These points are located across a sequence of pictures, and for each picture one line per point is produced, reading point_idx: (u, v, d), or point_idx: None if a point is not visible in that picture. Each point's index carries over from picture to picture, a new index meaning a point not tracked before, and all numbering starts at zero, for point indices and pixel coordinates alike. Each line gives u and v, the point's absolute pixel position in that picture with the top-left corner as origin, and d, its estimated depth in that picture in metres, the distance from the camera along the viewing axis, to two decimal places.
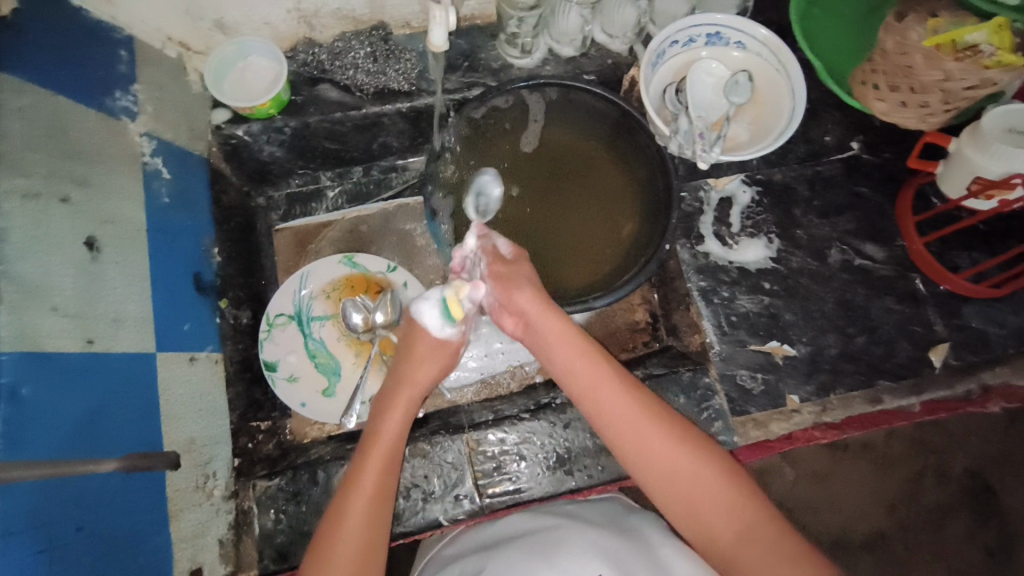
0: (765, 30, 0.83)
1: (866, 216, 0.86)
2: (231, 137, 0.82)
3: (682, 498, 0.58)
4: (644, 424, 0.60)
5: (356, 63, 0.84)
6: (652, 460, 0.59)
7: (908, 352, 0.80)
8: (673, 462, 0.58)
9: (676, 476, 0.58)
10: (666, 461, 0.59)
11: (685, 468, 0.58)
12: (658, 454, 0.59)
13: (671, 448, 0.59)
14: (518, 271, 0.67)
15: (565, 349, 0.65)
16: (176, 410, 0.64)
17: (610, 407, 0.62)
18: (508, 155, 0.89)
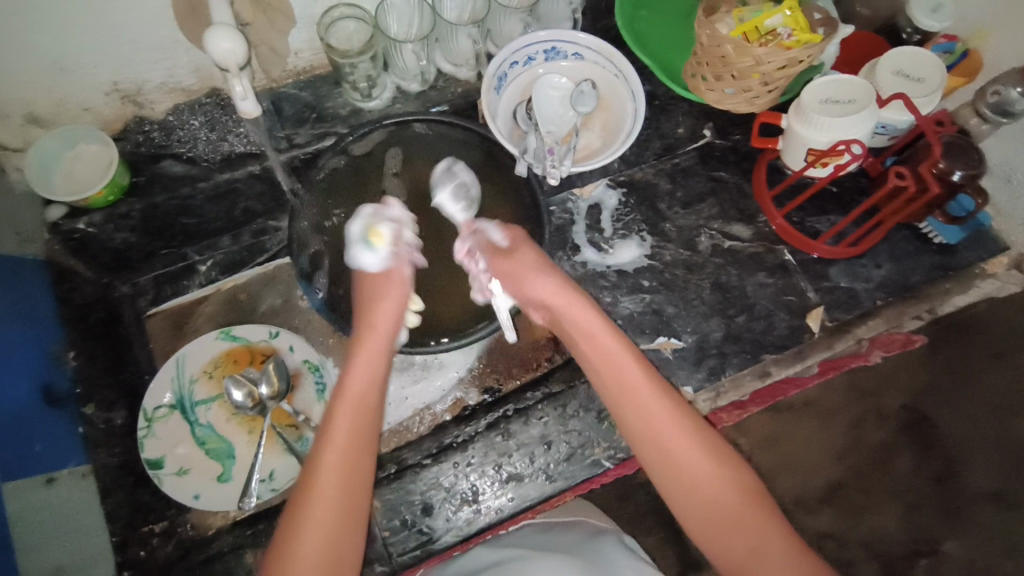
0: (597, 40, 0.85)
1: (729, 199, 0.89)
2: (73, 232, 0.80)
3: (693, 497, 0.60)
4: (669, 418, 0.63)
5: (195, 135, 0.82)
6: (670, 456, 0.61)
7: (787, 322, 0.83)
8: (689, 460, 0.61)
9: (691, 478, 0.60)
10: (680, 455, 0.61)
11: (699, 470, 0.60)
12: (677, 451, 0.61)
13: (688, 446, 0.61)
14: (531, 263, 0.70)
15: (604, 344, 0.66)
16: (34, 541, 0.64)
17: (643, 391, 0.64)
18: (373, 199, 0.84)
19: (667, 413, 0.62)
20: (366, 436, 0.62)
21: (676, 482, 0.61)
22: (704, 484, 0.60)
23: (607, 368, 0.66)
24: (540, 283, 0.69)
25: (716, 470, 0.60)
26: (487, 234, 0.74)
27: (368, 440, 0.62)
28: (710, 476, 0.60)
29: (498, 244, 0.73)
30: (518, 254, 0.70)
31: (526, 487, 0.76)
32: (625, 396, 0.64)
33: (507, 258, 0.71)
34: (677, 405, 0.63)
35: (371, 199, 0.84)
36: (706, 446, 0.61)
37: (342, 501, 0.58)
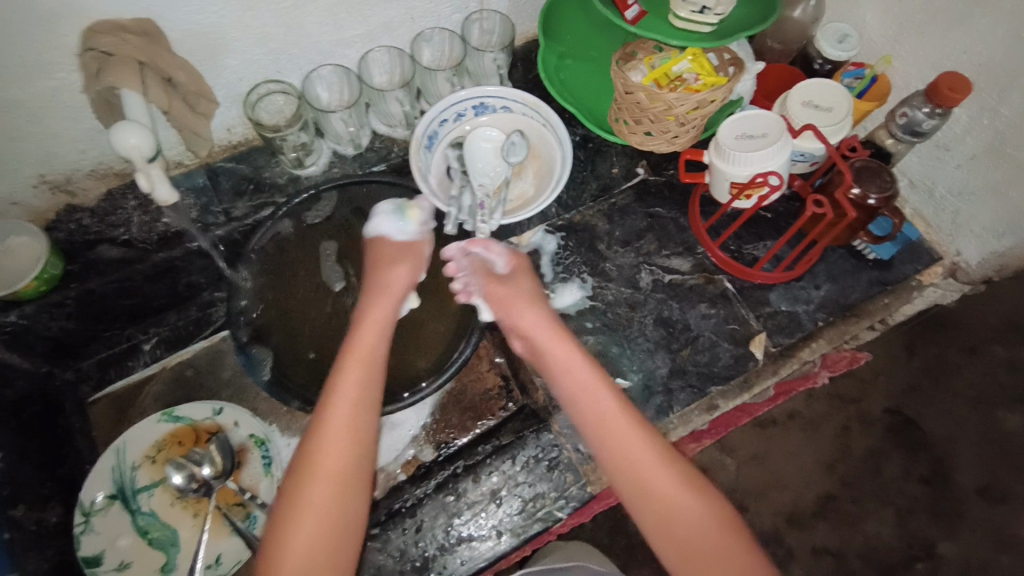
0: (522, 93, 0.89)
1: (665, 234, 0.91)
2: (3, 325, 0.76)
3: (679, 541, 0.56)
4: (654, 445, 0.59)
5: (128, 219, 0.82)
6: (658, 483, 0.57)
7: (731, 351, 0.84)
8: (675, 485, 0.57)
9: (679, 519, 0.56)
10: (664, 484, 0.57)
11: (686, 506, 0.56)
12: (655, 480, 0.57)
13: (671, 475, 0.58)
14: (521, 291, 0.71)
15: (581, 371, 0.64)
16: None
17: (624, 423, 0.60)
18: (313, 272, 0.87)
19: (655, 445, 0.59)
20: (357, 452, 0.56)
21: (661, 518, 0.57)
22: (698, 528, 0.56)
23: (588, 389, 0.63)
24: (526, 311, 0.69)
25: (706, 513, 0.56)
26: (483, 258, 0.75)
27: (360, 457, 0.56)
28: (695, 514, 0.56)
29: (495, 269, 0.74)
30: (513, 280, 0.72)
31: (478, 550, 0.74)
32: (603, 429, 0.60)
33: (500, 283, 0.72)
34: (654, 434, 0.60)
35: (309, 272, 0.87)
36: (690, 477, 0.58)
37: (323, 528, 0.53)
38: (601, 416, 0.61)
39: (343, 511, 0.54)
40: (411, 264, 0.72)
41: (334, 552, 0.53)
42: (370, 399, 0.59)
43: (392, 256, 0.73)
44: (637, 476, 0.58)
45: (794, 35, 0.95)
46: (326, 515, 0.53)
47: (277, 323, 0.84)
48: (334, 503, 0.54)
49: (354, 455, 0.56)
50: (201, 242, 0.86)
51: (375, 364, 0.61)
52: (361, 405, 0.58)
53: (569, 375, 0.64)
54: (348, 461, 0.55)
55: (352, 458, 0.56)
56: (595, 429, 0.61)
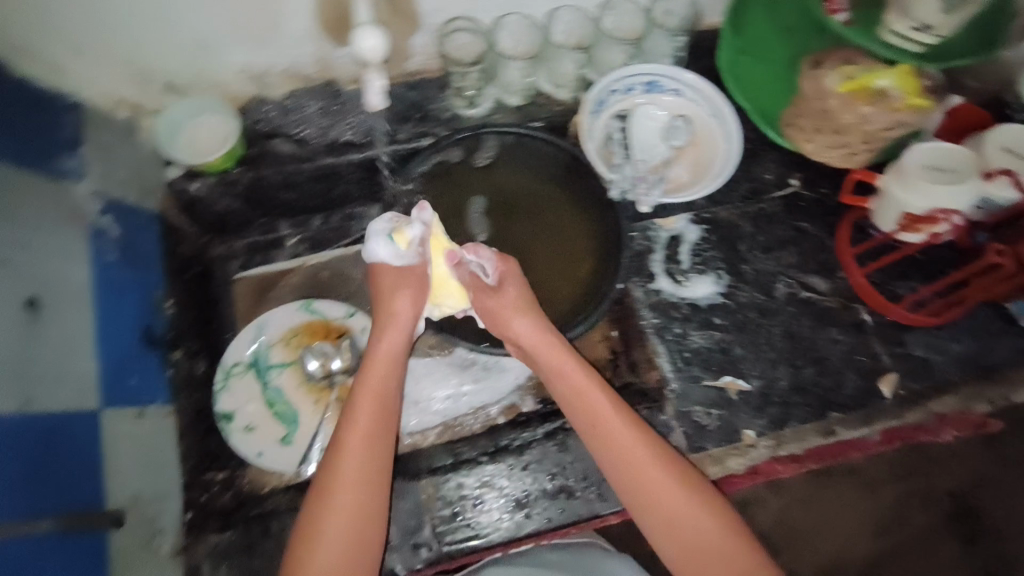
0: (698, 77, 0.86)
1: (809, 250, 0.89)
2: (185, 191, 0.83)
3: (677, 538, 0.61)
4: (650, 461, 0.63)
5: (307, 118, 0.85)
6: (658, 500, 0.62)
7: (857, 383, 0.82)
8: (676, 500, 0.61)
9: (673, 518, 0.61)
10: (668, 499, 0.62)
11: (685, 512, 0.61)
12: (655, 492, 0.62)
13: (671, 488, 0.62)
14: (508, 302, 0.71)
15: (575, 382, 0.68)
16: (121, 467, 0.64)
17: (623, 446, 0.64)
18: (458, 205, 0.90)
19: (649, 460, 0.63)
20: (375, 455, 0.63)
21: (667, 533, 0.61)
22: (700, 535, 0.60)
23: (584, 406, 0.67)
24: (518, 321, 0.71)
25: (695, 507, 0.61)
26: (473, 268, 0.72)
27: (378, 466, 0.63)
28: (698, 518, 0.61)
29: (484, 280, 0.72)
30: (501, 290, 0.72)
31: (579, 503, 0.74)
32: (616, 455, 0.64)
33: (492, 296, 0.72)
34: (653, 440, 0.65)
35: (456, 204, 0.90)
36: (687, 482, 0.63)
37: (355, 520, 0.60)
38: (593, 419, 0.66)
39: (371, 507, 0.61)
40: (414, 291, 0.70)
41: (367, 543, 0.60)
42: (385, 411, 0.66)
43: (391, 289, 0.70)
44: (628, 481, 0.63)
45: (992, 76, 0.90)
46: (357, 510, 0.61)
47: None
48: (361, 503, 0.61)
49: (376, 445, 0.64)
50: (378, 152, 0.89)
51: (389, 379, 0.68)
52: (375, 419, 0.65)
53: (584, 403, 0.67)
54: (366, 470, 0.62)
55: (372, 463, 0.62)
56: (607, 453, 0.64)
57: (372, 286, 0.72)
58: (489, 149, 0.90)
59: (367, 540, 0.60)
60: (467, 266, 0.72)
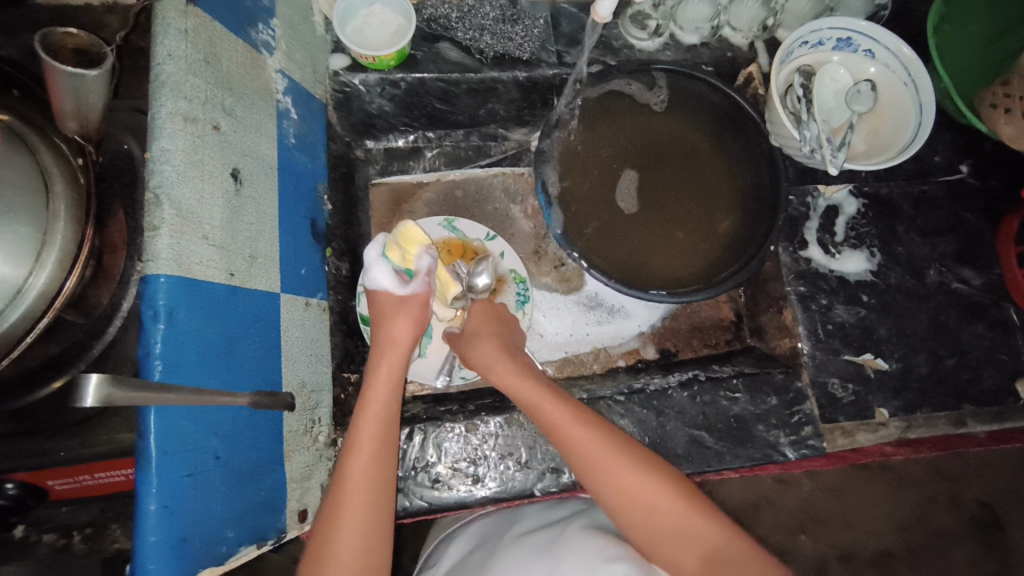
0: (901, 41, 0.80)
1: (966, 240, 0.86)
2: (346, 85, 0.81)
3: (649, 526, 0.59)
4: (620, 456, 0.63)
5: (482, 26, 0.82)
6: (633, 496, 0.60)
7: (995, 380, 0.81)
8: (653, 497, 0.60)
9: (638, 502, 0.60)
10: (643, 496, 0.60)
11: (666, 505, 0.59)
12: (633, 483, 0.61)
13: (630, 478, 0.61)
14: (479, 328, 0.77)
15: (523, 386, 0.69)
16: (293, 353, 0.64)
17: (579, 454, 0.63)
18: (611, 156, 0.89)
19: (606, 451, 0.63)
20: (384, 448, 0.61)
21: (652, 539, 0.58)
22: (679, 533, 0.58)
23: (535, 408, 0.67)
24: (479, 343, 0.75)
25: (658, 489, 0.60)
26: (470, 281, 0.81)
27: (385, 462, 0.61)
28: (675, 512, 0.59)
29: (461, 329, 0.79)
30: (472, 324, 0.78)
31: (709, 454, 0.75)
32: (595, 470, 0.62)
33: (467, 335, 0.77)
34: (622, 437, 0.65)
35: (611, 156, 0.89)
36: (663, 476, 0.62)
37: (366, 505, 0.58)
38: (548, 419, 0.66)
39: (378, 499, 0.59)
40: (413, 316, 0.70)
41: (380, 532, 0.58)
42: (390, 414, 0.64)
43: (390, 311, 0.70)
44: (595, 472, 0.62)
45: None
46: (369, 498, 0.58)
47: (575, 188, 0.88)
48: (372, 493, 0.59)
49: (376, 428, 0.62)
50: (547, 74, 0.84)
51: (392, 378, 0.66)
52: (381, 412, 0.63)
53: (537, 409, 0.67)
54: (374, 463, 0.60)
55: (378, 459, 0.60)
56: (574, 458, 0.64)
57: (374, 310, 0.72)
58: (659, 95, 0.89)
59: (378, 527, 0.58)
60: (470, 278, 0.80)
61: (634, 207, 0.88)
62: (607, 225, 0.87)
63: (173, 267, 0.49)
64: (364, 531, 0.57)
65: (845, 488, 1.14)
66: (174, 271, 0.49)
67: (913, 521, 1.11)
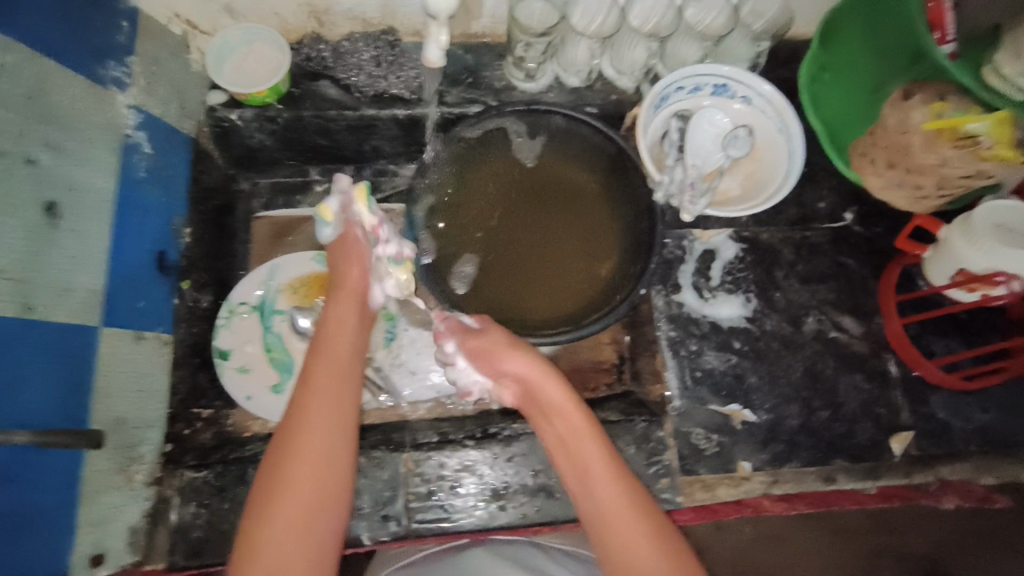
0: (770, 87, 0.81)
1: (848, 289, 0.84)
2: (223, 120, 0.81)
3: (621, 542, 0.59)
4: (598, 461, 0.63)
5: (359, 65, 0.83)
6: (595, 500, 0.61)
7: (870, 434, 0.78)
8: (615, 507, 0.61)
9: (611, 515, 0.60)
10: (610, 503, 0.61)
11: (623, 513, 0.60)
12: (600, 491, 0.62)
13: (611, 487, 0.62)
14: (495, 343, 0.70)
15: (544, 389, 0.68)
16: (111, 388, 0.64)
17: (579, 457, 0.64)
18: (489, 227, 0.86)
19: (600, 461, 0.64)
20: (341, 419, 0.62)
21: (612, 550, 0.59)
22: (634, 546, 0.58)
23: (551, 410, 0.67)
24: (506, 360, 0.69)
25: (630, 503, 0.61)
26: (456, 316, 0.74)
27: (341, 432, 0.62)
28: (628, 525, 0.59)
29: (469, 326, 0.73)
30: (485, 334, 0.71)
31: (556, 504, 0.72)
32: (581, 476, 0.64)
33: (475, 337, 0.71)
34: (602, 443, 0.65)
35: (493, 207, 0.87)
36: (625, 484, 0.62)
37: (313, 471, 0.58)
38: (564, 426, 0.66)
39: (328, 469, 0.59)
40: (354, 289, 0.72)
41: (332, 490, 0.59)
42: (349, 389, 0.65)
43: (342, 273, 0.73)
44: (586, 481, 0.63)
45: None
46: (318, 466, 0.59)
47: (448, 241, 0.85)
48: (323, 460, 0.59)
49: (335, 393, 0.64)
50: (428, 113, 0.85)
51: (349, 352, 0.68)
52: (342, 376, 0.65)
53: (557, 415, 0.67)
54: (329, 430, 0.61)
55: (333, 430, 0.61)
56: (569, 468, 0.65)
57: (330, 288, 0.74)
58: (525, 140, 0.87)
59: (326, 493, 0.58)
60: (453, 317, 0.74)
61: (511, 257, 0.86)
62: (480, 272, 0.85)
63: None
64: (313, 496, 0.57)
65: None
66: None
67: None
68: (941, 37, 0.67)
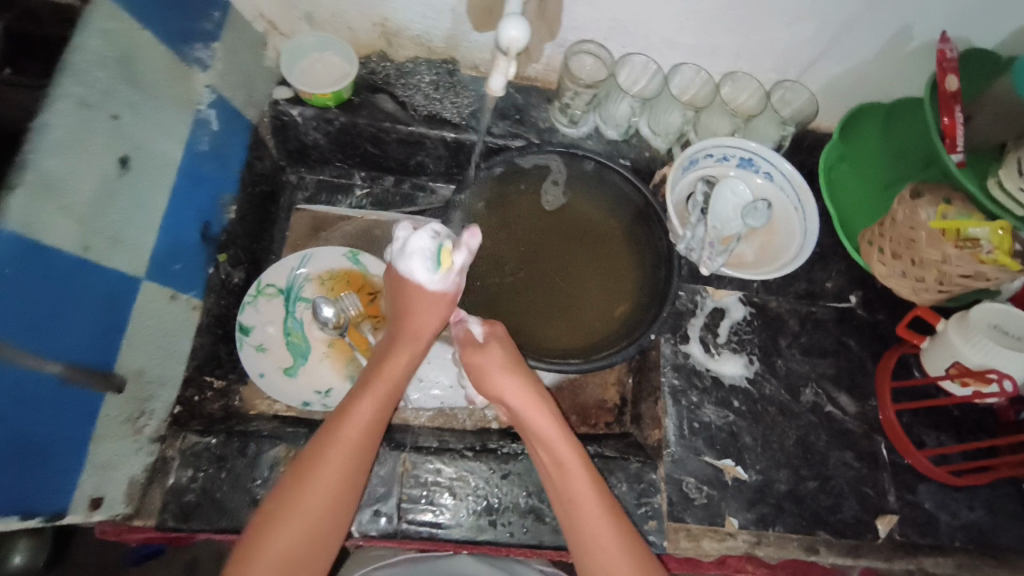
0: (791, 167, 0.88)
1: (847, 367, 0.87)
2: (283, 114, 0.87)
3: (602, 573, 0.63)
4: (586, 494, 0.66)
5: (418, 86, 0.90)
6: (581, 531, 0.65)
7: (855, 512, 0.79)
8: (603, 541, 0.64)
9: (595, 551, 0.64)
10: (601, 548, 0.64)
11: (607, 544, 0.64)
12: (592, 526, 0.65)
13: (598, 525, 0.65)
14: (487, 361, 0.71)
15: (538, 419, 0.70)
16: (137, 340, 0.66)
17: (564, 485, 0.67)
18: (514, 262, 0.90)
19: (588, 493, 0.66)
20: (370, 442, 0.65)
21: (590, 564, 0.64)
22: None
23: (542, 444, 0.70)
24: (501, 379, 0.71)
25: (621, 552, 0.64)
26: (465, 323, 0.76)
27: (368, 455, 0.64)
28: (615, 558, 0.63)
29: (474, 336, 0.74)
30: (488, 349, 0.72)
31: (544, 528, 0.73)
32: (568, 500, 0.67)
33: (478, 352, 0.72)
34: (591, 473, 0.68)
35: (519, 244, 0.91)
36: (615, 522, 0.66)
37: (335, 492, 0.62)
38: (555, 458, 0.69)
39: (342, 503, 0.62)
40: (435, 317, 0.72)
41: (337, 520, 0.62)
42: (379, 421, 0.66)
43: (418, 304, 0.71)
44: (575, 514, 0.66)
45: None
46: (337, 487, 0.62)
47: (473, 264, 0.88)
48: (344, 479, 0.62)
49: (365, 430, 0.65)
50: (473, 139, 0.92)
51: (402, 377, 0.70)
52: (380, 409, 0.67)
53: (550, 449, 0.69)
54: (355, 456, 0.63)
55: (359, 453, 0.64)
56: (558, 493, 0.68)
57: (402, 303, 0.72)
58: (557, 175, 0.92)
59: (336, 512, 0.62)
60: (462, 324, 0.76)
61: (530, 286, 0.89)
62: (501, 300, 0.88)
63: (17, 225, 0.52)
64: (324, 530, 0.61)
65: None
66: (16, 228, 0.51)
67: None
68: (951, 146, 0.73)
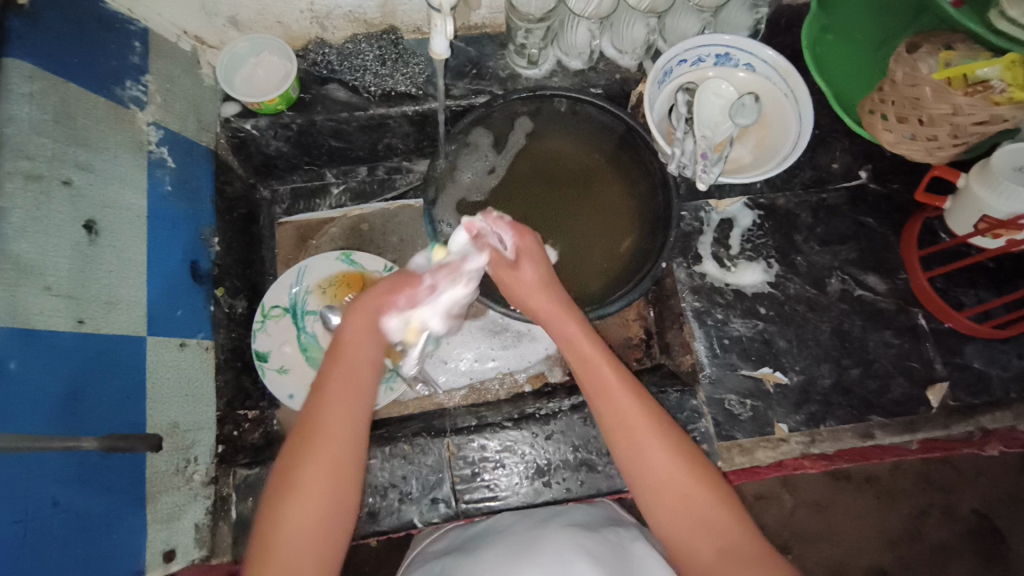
0: (774, 52, 0.81)
1: (869, 247, 0.84)
2: (239, 130, 0.84)
3: (656, 485, 0.58)
4: (619, 387, 0.61)
5: (364, 66, 0.85)
6: (626, 432, 0.60)
7: (904, 389, 0.79)
8: (643, 427, 0.59)
9: (644, 446, 0.59)
10: (650, 450, 0.58)
11: (656, 443, 0.59)
12: (631, 417, 0.60)
13: (650, 428, 0.59)
14: (523, 284, 0.67)
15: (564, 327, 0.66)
16: (161, 394, 0.66)
17: (597, 388, 0.62)
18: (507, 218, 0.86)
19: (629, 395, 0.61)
20: (354, 430, 0.57)
21: (631, 455, 0.59)
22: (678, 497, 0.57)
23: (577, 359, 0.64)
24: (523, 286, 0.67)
25: (672, 452, 0.59)
26: (490, 241, 0.67)
27: (357, 437, 0.57)
28: (661, 452, 0.58)
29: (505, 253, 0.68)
30: (518, 270, 0.67)
31: (599, 477, 0.73)
32: (603, 399, 0.61)
33: (512, 273, 0.67)
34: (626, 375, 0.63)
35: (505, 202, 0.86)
36: (655, 418, 0.60)
37: (337, 461, 0.54)
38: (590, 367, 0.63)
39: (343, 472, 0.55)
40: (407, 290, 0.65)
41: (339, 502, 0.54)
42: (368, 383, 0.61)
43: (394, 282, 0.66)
44: (618, 415, 0.60)
45: None
46: (340, 455, 0.55)
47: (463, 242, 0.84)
48: (345, 447, 0.55)
49: (358, 403, 0.58)
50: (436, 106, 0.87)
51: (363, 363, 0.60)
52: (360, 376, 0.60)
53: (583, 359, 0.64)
54: (344, 438, 0.56)
55: (353, 421, 0.57)
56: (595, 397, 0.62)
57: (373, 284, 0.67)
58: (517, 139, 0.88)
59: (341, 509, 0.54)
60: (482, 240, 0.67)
61: None
62: None
63: (7, 318, 0.51)
64: (322, 504, 0.53)
65: (829, 502, 1.05)
66: (7, 322, 0.50)
67: (900, 535, 1.03)
68: None
